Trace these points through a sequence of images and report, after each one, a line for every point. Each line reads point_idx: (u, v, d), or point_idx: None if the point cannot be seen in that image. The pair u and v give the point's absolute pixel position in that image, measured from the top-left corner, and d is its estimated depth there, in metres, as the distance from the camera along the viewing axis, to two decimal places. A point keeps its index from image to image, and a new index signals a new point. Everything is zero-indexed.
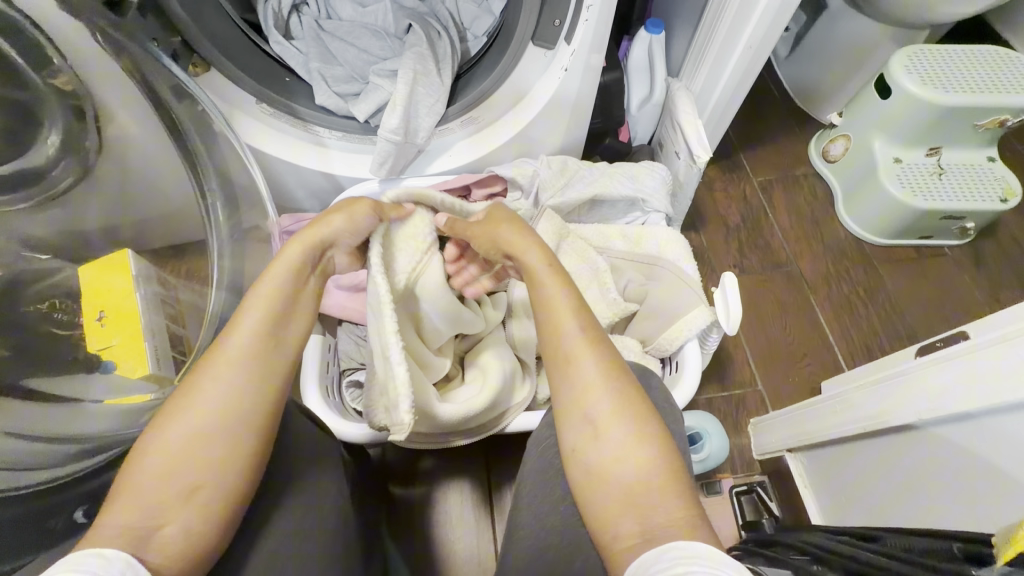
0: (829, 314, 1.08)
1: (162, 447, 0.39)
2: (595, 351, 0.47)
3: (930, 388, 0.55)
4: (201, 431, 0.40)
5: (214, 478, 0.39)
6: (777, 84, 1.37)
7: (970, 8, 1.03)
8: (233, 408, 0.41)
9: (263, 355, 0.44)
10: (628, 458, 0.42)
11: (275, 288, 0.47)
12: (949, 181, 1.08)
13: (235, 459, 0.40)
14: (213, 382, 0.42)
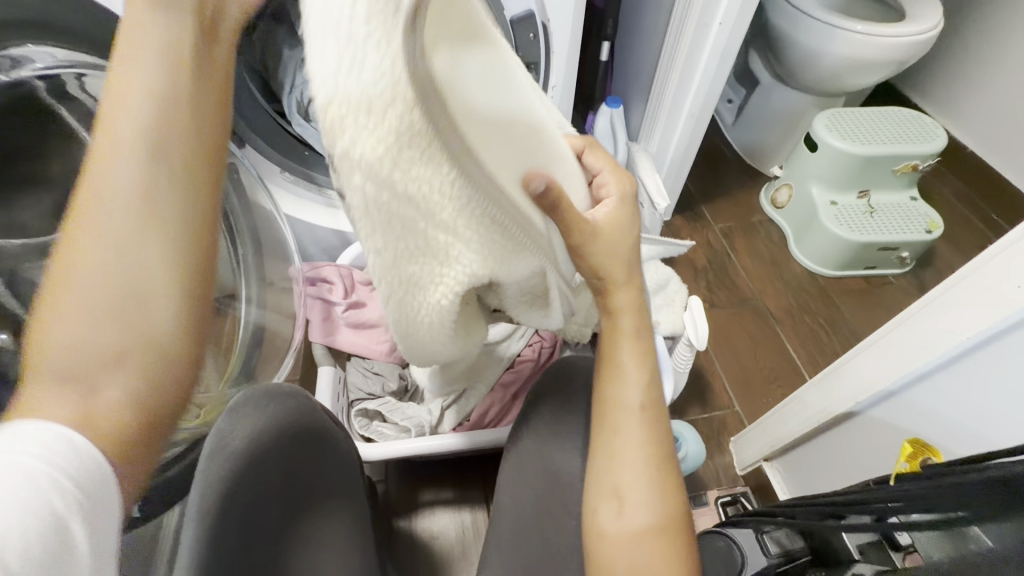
0: (794, 340, 1.18)
1: (70, 319, 0.31)
2: (645, 431, 0.46)
3: (858, 376, 0.65)
4: (118, 294, 0.32)
5: (147, 345, 0.33)
6: (728, 146, 1.57)
7: (872, 79, 1.25)
8: (147, 262, 0.33)
9: (164, 193, 0.34)
10: (643, 538, 0.43)
11: (135, 99, 0.34)
12: (880, 217, 1.24)
13: (165, 320, 0.33)
14: (112, 231, 0.33)
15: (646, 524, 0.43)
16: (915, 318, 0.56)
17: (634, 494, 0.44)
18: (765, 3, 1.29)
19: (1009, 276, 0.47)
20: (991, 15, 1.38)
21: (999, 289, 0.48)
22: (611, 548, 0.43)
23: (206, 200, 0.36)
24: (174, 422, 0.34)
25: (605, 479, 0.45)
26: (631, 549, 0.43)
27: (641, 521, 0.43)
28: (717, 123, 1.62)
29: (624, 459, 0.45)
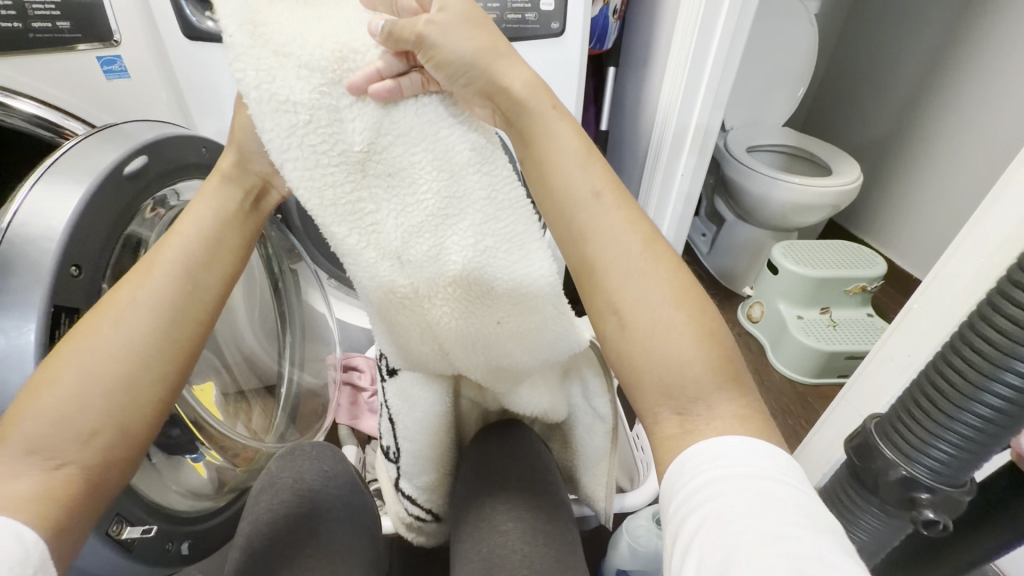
0: (780, 441, 1.25)
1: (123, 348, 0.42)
2: (621, 228, 0.42)
3: (819, 450, 0.75)
4: (120, 347, 0.42)
5: (113, 420, 0.41)
6: (704, 271, 1.80)
7: (818, 216, 1.51)
8: (143, 338, 0.43)
9: (177, 297, 0.45)
10: (664, 330, 0.39)
11: (200, 229, 0.48)
12: (841, 330, 1.41)
13: (123, 396, 0.41)
14: (136, 291, 0.44)
15: (653, 309, 0.40)
16: (853, 389, 0.68)
17: (631, 298, 0.41)
18: (721, 161, 1.62)
19: (900, 348, 0.61)
20: (904, 174, 1.71)
21: (897, 360, 0.62)
22: (642, 352, 0.40)
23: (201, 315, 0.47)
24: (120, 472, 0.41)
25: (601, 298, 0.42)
26: (656, 360, 0.39)
27: (671, 317, 0.40)
28: (695, 252, 1.88)
29: (608, 259, 0.42)
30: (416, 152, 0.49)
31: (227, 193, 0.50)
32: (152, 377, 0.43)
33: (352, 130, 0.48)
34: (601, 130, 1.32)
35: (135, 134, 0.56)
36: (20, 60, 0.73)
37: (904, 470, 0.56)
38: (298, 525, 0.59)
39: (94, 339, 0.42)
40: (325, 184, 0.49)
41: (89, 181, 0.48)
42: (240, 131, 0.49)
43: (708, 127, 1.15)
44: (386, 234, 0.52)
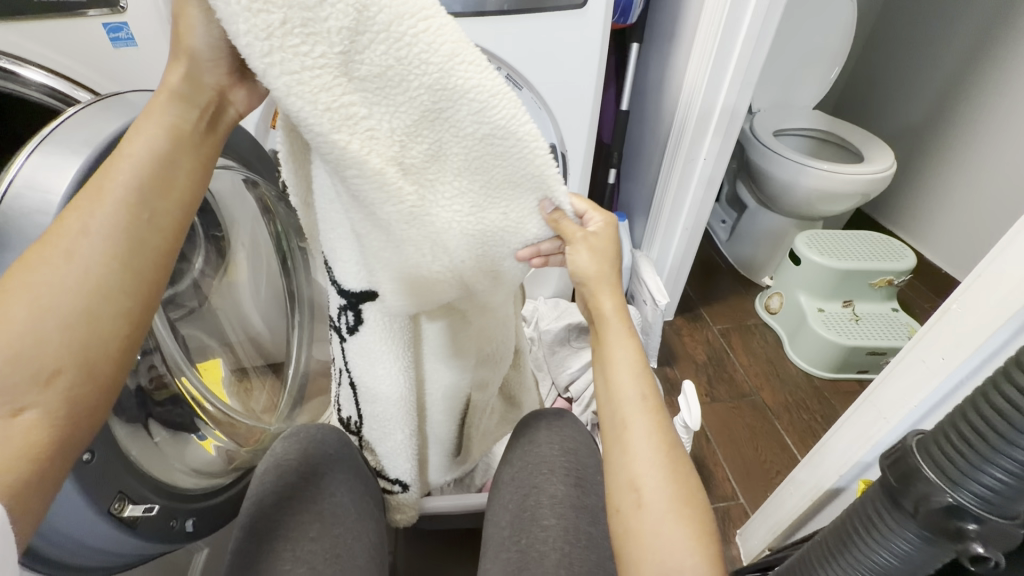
0: (796, 438, 1.22)
1: (74, 282, 0.37)
2: (653, 425, 0.50)
3: (837, 451, 0.72)
4: (78, 284, 0.37)
5: (75, 361, 0.36)
6: (722, 259, 1.75)
7: (847, 205, 1.44)
8: (94, 277, 0.38)
9: (131, 229, 0.39)
10: (671, 519, 0.45)
11: (150, 146, 0.41)
12: (864, 324, 1.36)
13: (83, 337, 0.37)
14: (90, 216, 0.39)
15: (663, 495, 0.46)
16: (879, 391, 0.65)
17: (649, 487, 0.47)
18: (746, 145, 1.55)
19: (934, 350, 0.58)
20: (942, 163, 1.63)
21: (929, 362, 0.58)
22: (643, 540, 0.45)
23: (158, 252, 0.41)
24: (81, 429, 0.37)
25: (621, 473, 0.49)
26: (654, 540, 0.45)
27: (678, 509, 0.46)
28: (714, 239, 1.82)
29: (636, 457, 0.49)
30: (402, 37, 0.39)
31: (172, 107, 0.42)
32: (121, 302, 0.39)
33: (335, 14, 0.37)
34: (621, 109, 1.27)
35: (136, 104, 0.53)
36: (27, 26, 0.72)
37: (950, 497, 0.38)
38: (303, 508, 0.58)
39: (44, 272, 0.37)
40: (319, 91, 0.39)
41: (87, 151, 0.46)
42: (181, 34, 0.41)
43: (735, 107, 1.09)
44: (379, 142, 0.43)
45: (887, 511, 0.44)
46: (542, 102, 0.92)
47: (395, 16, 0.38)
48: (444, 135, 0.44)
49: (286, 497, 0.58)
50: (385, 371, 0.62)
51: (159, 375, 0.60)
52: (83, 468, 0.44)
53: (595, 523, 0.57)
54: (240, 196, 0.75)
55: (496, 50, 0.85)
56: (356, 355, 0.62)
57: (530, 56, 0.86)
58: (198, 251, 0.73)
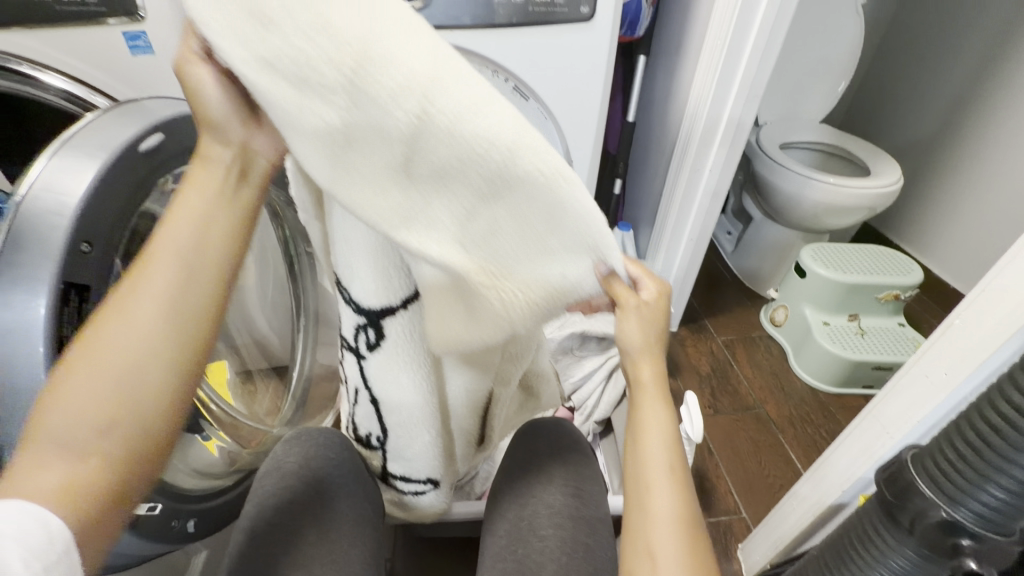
0: (800, 453, 1.21)
1: (126, 349, 0.38)
2: (675, 493, 0.48)
3: (839, 464, 0.71)
4: (130, 350, 0.38)
5: (125, 427, 0.36)
6: (728, 270, 1.75)
7: (853, 218, 1.44)
8: (147, 344, 0.38)
9: (180, 294, 0.40)
10: None
11: (195, 212, 0.42)
12: (869, 339, 1.36)
13: (132, 404, 0.37)
14: (143, 285, 0.39)
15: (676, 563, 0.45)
16: (881, 405, 0.64)
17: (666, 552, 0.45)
18: (752, 157, 1.56)
19: (937, 365, 0.57)
20: (949, 178, 1.62)
21: (932, 377, 0.58)
22: None
23: (206, 312, 0.41)
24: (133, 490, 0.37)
25: (640, 538, 0.47)
26: None
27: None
28: (720, 250, 1.82)
29: (655, 516, 0.47)
30: (397, 86, 0.31)
31: (210, 169, 0.43)
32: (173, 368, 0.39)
33: (329, 71, 0.32)
34: (627, 120, 1.28)
35: (150, 111, 0.55)
36: (48, 33, 0.74)
37: (945, 512, 0.45)
38: (303, 513, 0.58)
39: (105, 343, 0.37)
40: (316, 138, 0.35)
41: (104, 155, 0.47)
42: (194, 95, 0.42)
43: (741, 120, 1.10)
44: (410, 210, 0.36)
45: (884, 525, 0.51)
46: (548, 113, 0.93)
47: (389, 64, 0.31)
48: (483, 212, 0.35)
49: (287, 499, 0.59)
50: (404, 384, 0.60)
51: None
52: None
53: (592, 534, 0.57)
54: None
55: (504, 61, 0.86)
56: (377, 371, 0.60)
57: (537, 67, 0.87)
58: None
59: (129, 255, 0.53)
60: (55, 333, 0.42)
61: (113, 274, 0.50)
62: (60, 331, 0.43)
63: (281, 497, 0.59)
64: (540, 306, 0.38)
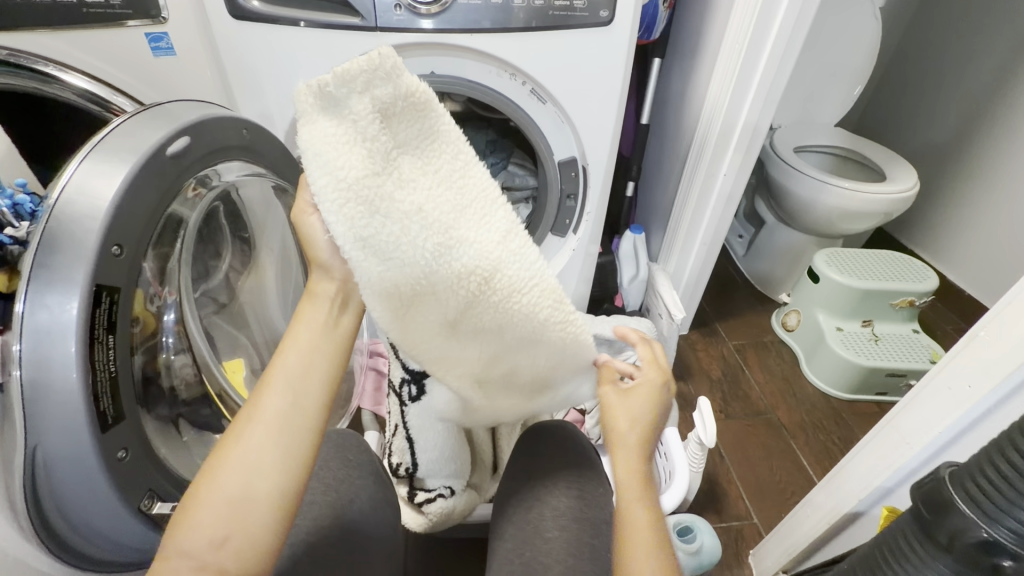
0: (812, 459, 1.20)
1: (236, 486, 0.39)
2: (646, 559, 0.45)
3: (856, 472, 0.71)
4: (240, 488, 0.39)
5: (228, 567, 0.38)
6: (739, 274, 1.74)
7: (868, 223, 1.43)
8: (254, 481, 0.40)
9: (286, 429, 0.41)
10: None
11: (304, 347, 0.44)
12: (883, 345, 1.35)
13: (237, 543, 0.38)
14: (254, 421, 0.41)
15: None
16: (901, 415, 0.64)
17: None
18: (766, 160, 1.55)
19: (961, 377, 0.57)
20: (966, 183, 1.60)
21: (956, 390, 0.57)
22: None
23: (306, 448, 0.42)
24: None
25: None
26: None
27: None
28: (731, 254, 1.81)
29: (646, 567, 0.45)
30: (466, 275, 0.46)
31: (318, 304, 0.45)
32: (287, 486, 0.41)
33: (416, 255, 0.44)
34: (642, 123, 1.28)
35: (178, 114, 0.55)
36: (73, 33, 0.75)
37: (985, 533, 0.44)
38: (336, 535, 0.57)
39: (222, 471, 0.40)
40: (394, 287, 0.43)
41: (135, 158, 0.48)
42: (310, 235, 0.45)
43: (757, 124, 1.10)
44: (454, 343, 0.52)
45: (918, 542, 0.50)
46: (566, 117, 0.93)
47: (462, 255, 0.46)
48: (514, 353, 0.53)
49: (308, 501, 0.59)
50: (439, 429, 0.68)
51: (187, 376, 0.62)
52: (117, 464, 0.46)
53: (597, 536, 0.57)
54: (270, 202, 0.77)
55: (523, 65, 0.86)
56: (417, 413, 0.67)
57: (555, 71, 0.88)
58: (225, 254, 0.76)
59: (155, 256, 0.53)
60: (86, 334, 0.43)
61: (140, 275, 0.51)
62: (92, 331, 0.43)
63: (302, 499, 0.59)
64: (541, 380, 0.59)
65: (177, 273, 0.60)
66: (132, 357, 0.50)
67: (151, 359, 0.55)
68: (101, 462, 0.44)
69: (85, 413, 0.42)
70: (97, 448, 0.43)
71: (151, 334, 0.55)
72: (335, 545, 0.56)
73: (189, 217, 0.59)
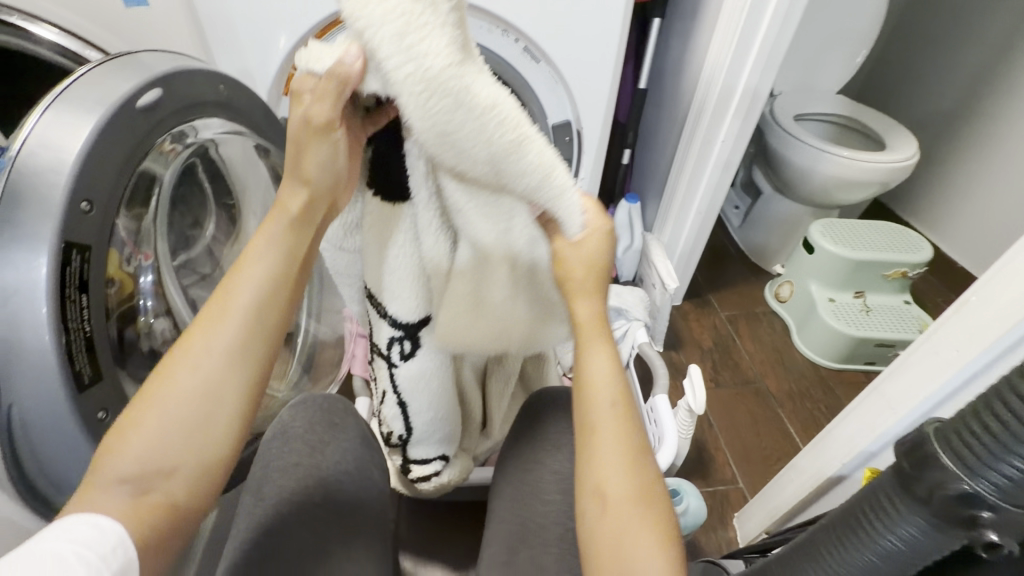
0: (799, 427, 1.22)
1: (195, 385, 0.41)
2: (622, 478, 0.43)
3: (841, 437, 0.72)
4: (199, 387, 0.41)
5: (190, 458, 0.40)
6: (734, 245, 1.73)
7: (864, 193, 1.41)
8: (214, 381, 0.41)
9: (244, 334, 0.43)
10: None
11: (263, 259, 0.45)
12: (874, 316, 1.35)
13: (197, 437, 0.40)
14: (213, 324, 0.43)
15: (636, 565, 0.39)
16: (887, 381, 0.64)
17: (617, 496, 0.41)
18: (765, 128, 1.51)
19: (949, 343, 0.57)
20: (967, 154, 1.58)
21: (943, 355, 0.57)
22: None
23: (264, 354, 0.44)
24: (194, 514, 0.40)
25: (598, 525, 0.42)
26: None
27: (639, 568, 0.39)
28: (726, 224, 1.80)
29: (604, 461, 0.42)
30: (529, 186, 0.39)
31: (279, 218, 0.46)
32: (243, 388, 0.42)
33: (478, 151, 0.37)
34: (640, 88, 1.24)
35: (147, 64, 0.52)
36: None
37: (966, 485, 0.35)
38: (314, 488, 0.58)
39: (174, 381, 0.41)
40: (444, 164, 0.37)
41: (101, 110, 0.45)
42: (304, 158, 0.43)
43: (757, 88, 1.06)
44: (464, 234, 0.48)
45: (899, 496, 0.41)
46: (559, 77, 0.90)
47: (525, 171, 0.39)
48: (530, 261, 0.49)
49: (292, 463, 0.59)
50: (434, 391, 0.63)
51: (169, 339, 0.61)
52: (97, 426, 0.45)
53: None
54: (251, 162, 0.74)
55: (515, 19, 0.82)
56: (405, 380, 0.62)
57: (549, 27, 0.84)
58: (208, 218, 0.75)
59: (128, 216, 0.51)
60: (56, 293, 0.41)
61: (113, 234, 0.49)
62: (63, 290, 0.42)
63: (285, 462, 0.59)
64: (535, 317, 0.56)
65: (154, 233, 0.58)
66: (109, 319, 0.49)
67: (131, 322, 0.53)
68: (80, 424, 0.43)
69: (60, 375, 0.41)
70: (75, 409, 0.43)
71: (129, 297, 0.53)
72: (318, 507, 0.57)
73: (163, 174, 0.57)
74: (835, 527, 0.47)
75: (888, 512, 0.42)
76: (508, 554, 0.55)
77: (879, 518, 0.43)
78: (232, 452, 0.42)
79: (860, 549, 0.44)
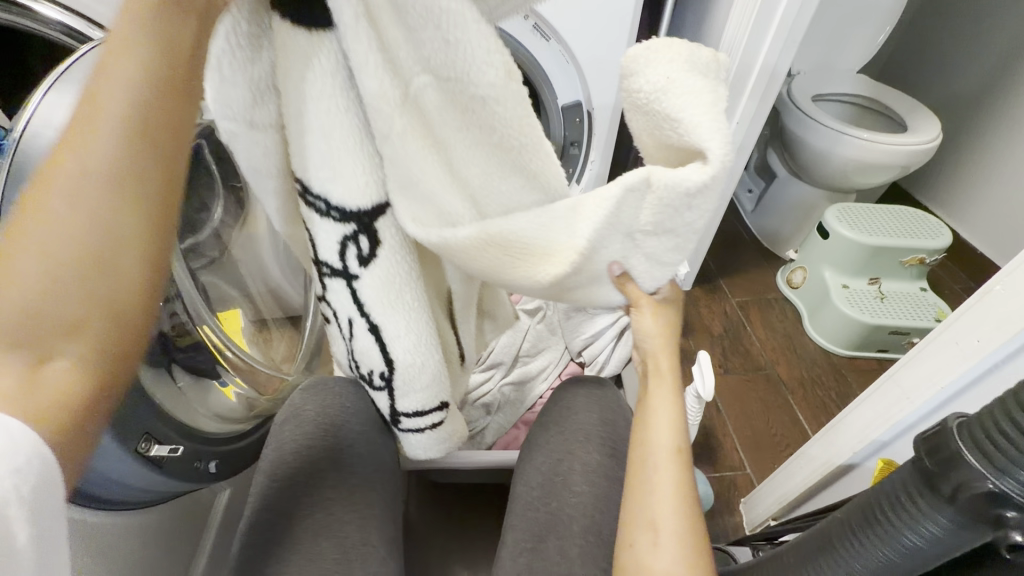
0: (808, 413, 1.22)
1: (65, 230, 0.30)
2: (677, 479, 0.49)
3: (853, 425, 0.71)
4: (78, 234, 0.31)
5: (96, 321, 0.31)
6: (746, 230, 1.70)
7: (884, 177, 1.37)
8: (98, 227, 0.31)
9: (132, 166, 0.32)
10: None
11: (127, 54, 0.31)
12: (889, 303, 1.33)
13: (98, 297, 0.31)
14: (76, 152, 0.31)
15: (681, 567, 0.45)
16: (904, 371, 0.63)
17: (668, 528, 0.47)
18: (781, 109, 1.47)
19: (970, 332, 0.55)
20: (991, 136, 1.53)
21: (963, 344, 0.56)
22: None
23: (157, 193, 0.33)
24: (118, 377, 0.34)
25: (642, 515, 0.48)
26: None
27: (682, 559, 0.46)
28: (739, 209, 1.76)
29: (661, 495, 0.48)
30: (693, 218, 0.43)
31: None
32: (141, 231, 0.33)
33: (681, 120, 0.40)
34: None
35: None
36: None
37: (992, 485, 0.34)
38: (325, 469, 0.59)
39: (32, 229, 0.30)
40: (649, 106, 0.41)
41: None
42: None
43: (775, 67, 1.03)
44: (486, 76, 0.38)
45: (920, 493, 0.39)
46: (571, 55, 0.87)
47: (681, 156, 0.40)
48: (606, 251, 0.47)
49: (304, 446, 0.60)
50: (407, 309, 0.53)
51: (180, 323, 0.60)
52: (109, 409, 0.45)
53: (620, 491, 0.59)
54: None
55: None
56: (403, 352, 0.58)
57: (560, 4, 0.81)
58: (216, 201, 0.74)
59: None
60: None
61: None
62: None
63: (297, 446, 0.60)
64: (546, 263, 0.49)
65: None
66: None
67: None
68: None
69: None
70: None
71: None
72: (329, 489, 0.58)
73: None
74: (849, 522, 0.45)
75: (906, 509, 0.40)
76: (536, 540, 0.56)
77: (897, 516, 0.41)
78: (153, 310, 0.34)
79: (875, 546, 0.42)
